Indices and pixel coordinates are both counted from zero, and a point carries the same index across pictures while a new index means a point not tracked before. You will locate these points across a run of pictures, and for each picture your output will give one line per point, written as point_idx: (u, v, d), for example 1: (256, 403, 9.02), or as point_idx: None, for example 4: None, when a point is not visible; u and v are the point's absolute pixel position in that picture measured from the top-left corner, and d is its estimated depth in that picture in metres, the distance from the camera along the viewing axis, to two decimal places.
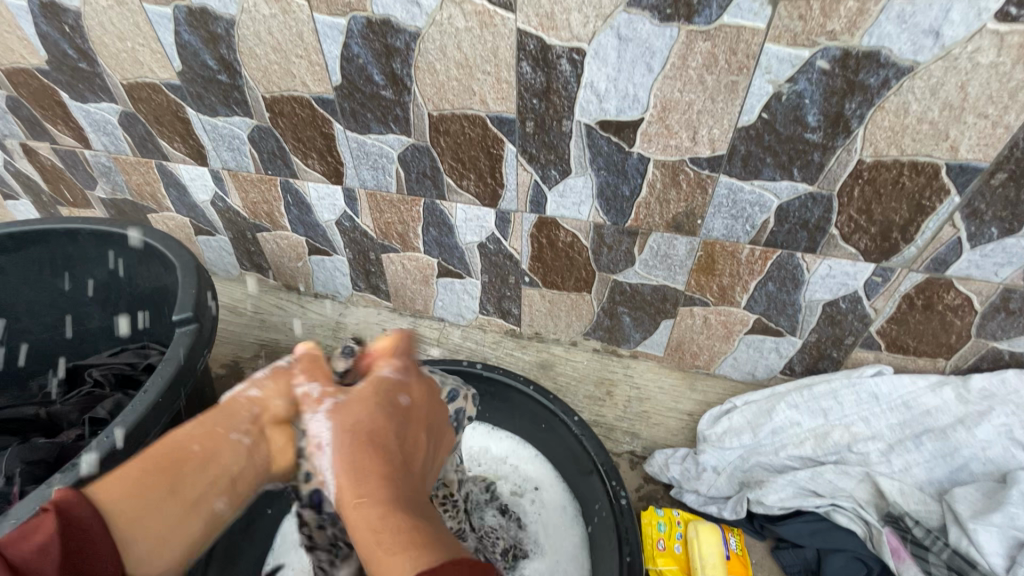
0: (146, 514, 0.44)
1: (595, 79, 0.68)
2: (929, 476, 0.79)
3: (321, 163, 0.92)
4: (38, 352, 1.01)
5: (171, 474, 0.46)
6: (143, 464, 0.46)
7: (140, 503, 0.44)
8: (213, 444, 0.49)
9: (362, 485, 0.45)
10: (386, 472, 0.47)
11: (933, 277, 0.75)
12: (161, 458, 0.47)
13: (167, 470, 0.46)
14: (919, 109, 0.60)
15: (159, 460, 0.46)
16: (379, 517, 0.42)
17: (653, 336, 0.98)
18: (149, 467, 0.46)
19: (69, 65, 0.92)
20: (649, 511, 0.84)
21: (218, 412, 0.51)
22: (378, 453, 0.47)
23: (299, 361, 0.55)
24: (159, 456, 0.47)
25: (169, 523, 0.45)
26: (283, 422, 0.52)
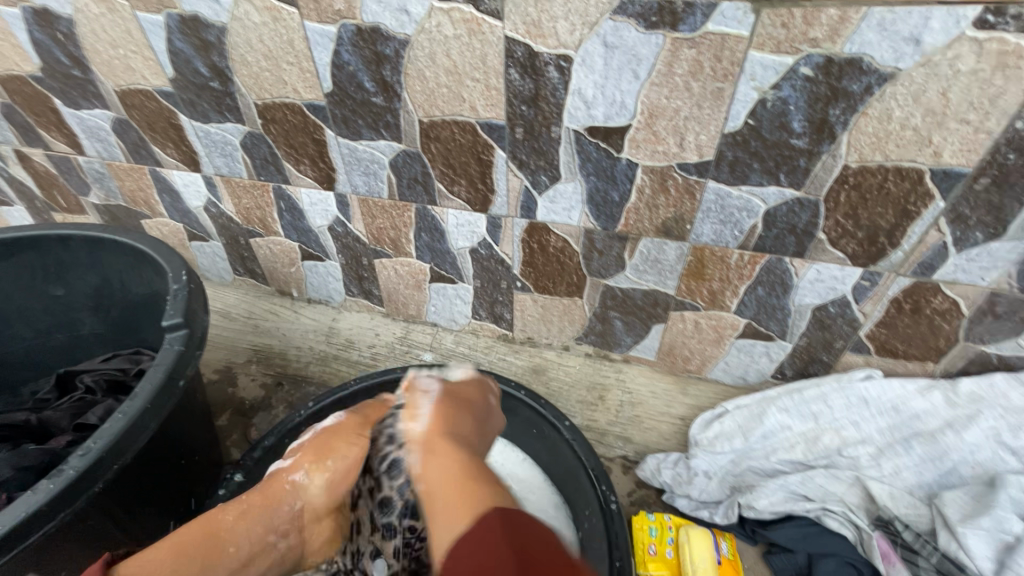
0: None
1: (583, 85, 0.69)
2: (919, 480, 0.79)
3: (313, 169, 0.92)
4: (31, 358, 1.01)
5: (211, 566, 0.52)
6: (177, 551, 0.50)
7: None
8: (250, 539, 0.55)
9: (433, 461, 0.46)
10: (453, 455, 0.46)
11: (920, 281, 0.75)
12: (198, 545, 0.52)
13: (205, 564, 0.51)
14: (902, 115, 0.61)
15: (187, 552, 0.51)
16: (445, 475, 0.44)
17: (644, 340, 0.99)
18: (186, 555, 0.51)
19: (62, 72, 0.93)
20: (641, 517, 0.84)
21: (272, 496, 0.58)
22: (443, 438, 0.49)
23: (336, 453, 0.61)
24: (197, 543, 0.52)
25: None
26: (313, 522, 0.60)
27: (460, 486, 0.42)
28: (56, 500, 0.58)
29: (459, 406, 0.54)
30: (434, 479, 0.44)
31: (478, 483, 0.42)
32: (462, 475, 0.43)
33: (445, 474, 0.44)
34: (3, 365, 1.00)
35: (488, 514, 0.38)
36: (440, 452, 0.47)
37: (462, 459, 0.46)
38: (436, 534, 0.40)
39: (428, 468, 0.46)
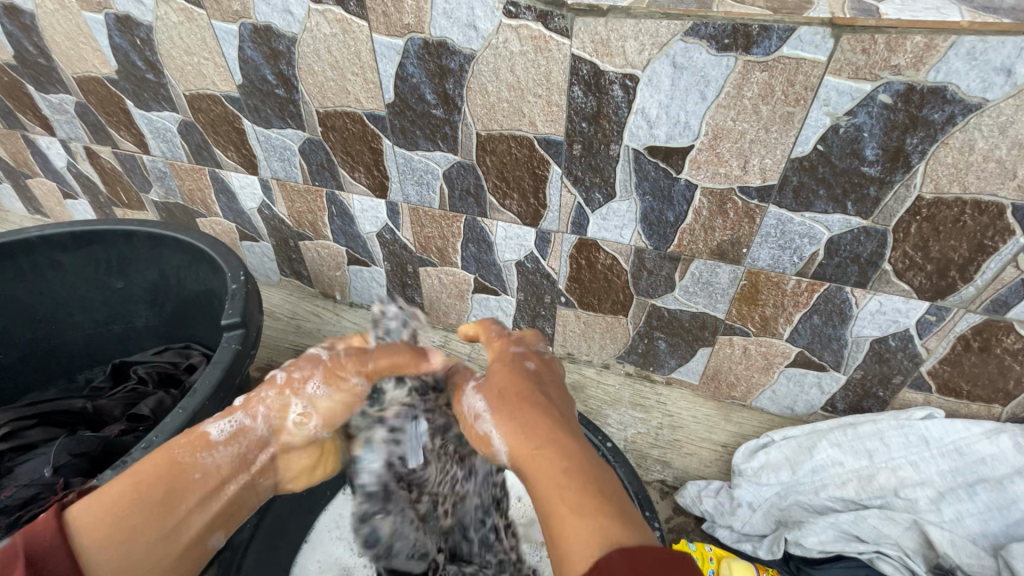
0: (119, 546, 0.47)
1: (647, 105, 0.68)
2: (983, 529, 0.74)
3: (367, 176, 0.94)
4: (89, 347, 1.05)
5: (181, 492, 0.52)
6: (128, 485, 0.50)
7: (123, 530, 0.48)
8: (211, 461, 0.54)
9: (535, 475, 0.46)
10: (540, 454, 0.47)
11: (992, 319, 0.72)
12: (154, 476, 0.51)
13: (158, 488, 0.51)
14: (985, 147, 0.59)
15: (145, 485, 0.50)
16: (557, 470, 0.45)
17: (689, 363, 0.97)
18: (141, 483, 0.50)
19: (137, 75, 0.97)
20: (682, 544, 0.82)
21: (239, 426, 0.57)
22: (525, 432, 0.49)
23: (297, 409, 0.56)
24: (155, 478, 0.51)
25: (137, 552, 0.48)
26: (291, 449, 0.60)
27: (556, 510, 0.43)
28: None
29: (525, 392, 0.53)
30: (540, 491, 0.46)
31: (585, 498, 0.43)
32: (560, 474, 0.45)
33: (526, 443, 0.49)
34: (61, 351, 1.04)
35: (612, 555, 0.38)
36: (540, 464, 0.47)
37: (562, 459, 0.46)
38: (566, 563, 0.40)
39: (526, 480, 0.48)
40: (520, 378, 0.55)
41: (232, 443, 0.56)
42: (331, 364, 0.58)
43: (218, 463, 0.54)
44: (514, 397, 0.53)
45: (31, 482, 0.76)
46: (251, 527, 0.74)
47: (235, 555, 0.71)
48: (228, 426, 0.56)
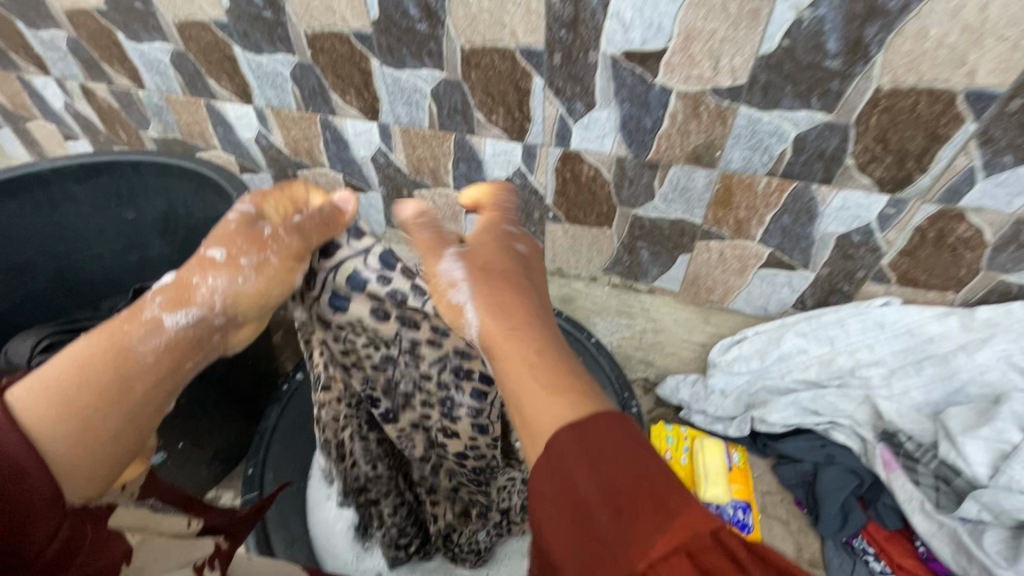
0: (77, 425, 0.39)
1: (621, 8, 0.71)
2: (926, 398, 0.84)
3: (358, 99, 0.97)
4: (109, 276, 1.13)
5: (134, 378, 0.43)
6: (69, 379, 0.40)
7: (72, 416, 0.39)
8: (164, 340, 0.44)
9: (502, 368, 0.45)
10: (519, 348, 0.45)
11: (945, 208, 0.77)
12: (98, 364, 0.41)
13: (110, 374, 0.41)
14: (938, 34, 0.62)
15: (95, 362, 0.42)
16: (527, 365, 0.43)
17: (670, 271, 1.03)
18: (93, 363, 0.41)
19: (125, 4, 0.98)
20: (659, 427, 0.92)
21: (183, 296, 0.46)
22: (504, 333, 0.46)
23: (266, 274, 0.48)
24: (106, 356, 0.42)
25: (100, 431, 0.40)
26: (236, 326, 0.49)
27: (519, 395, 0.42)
28: None
29: (508, 279, 0.50)
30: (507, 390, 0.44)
31: (562, 380, 0.42)
32: (535, 356, 0.44)
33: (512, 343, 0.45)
34: (83, 281, 1.11)
35: (559, 434, 0.37)
36: (523, 348, 0.45)
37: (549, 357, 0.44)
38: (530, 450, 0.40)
39: (501, 364, 0.45)
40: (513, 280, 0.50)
41: (189, 330, 0.46)
42: (285, 249, 0.49)
43: (159, 356, 0.44)
44: (516, 279, 0.50)
45: None
46: (276, 415, 0.83)
47: (262, 439, 0.80)
48: (179, 316, 0.45)
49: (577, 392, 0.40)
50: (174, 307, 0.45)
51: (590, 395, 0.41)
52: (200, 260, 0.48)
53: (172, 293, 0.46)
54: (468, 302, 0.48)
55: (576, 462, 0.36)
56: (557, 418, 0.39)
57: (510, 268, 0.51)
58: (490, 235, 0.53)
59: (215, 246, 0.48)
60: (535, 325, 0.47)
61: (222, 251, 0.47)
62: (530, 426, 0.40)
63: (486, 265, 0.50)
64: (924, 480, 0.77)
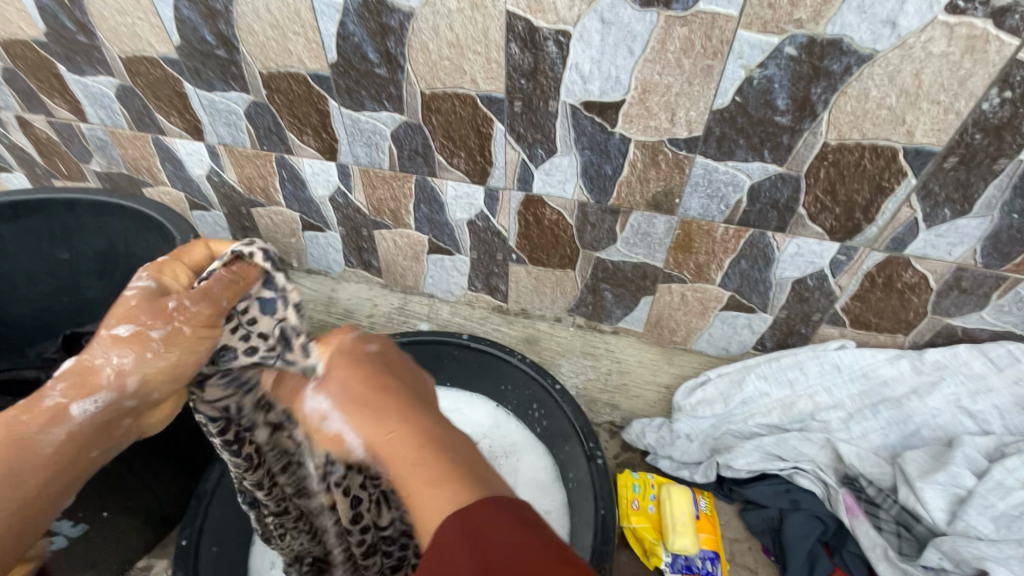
0: None
1: (580, 61, 0.72)
2: (884, 441, 0.85)
3: (316, 139, 0.95)
4: (38, 321, 1.04)
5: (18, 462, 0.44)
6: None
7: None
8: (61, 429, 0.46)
9: (396, 467, 0.42)
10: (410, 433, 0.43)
11: (892, 255, 0.80)
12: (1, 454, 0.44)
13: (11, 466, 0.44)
14: (878, 95, 0.65)
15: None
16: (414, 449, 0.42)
17: (633, 312, 1.03)
18: None
19: (67, 37, 0.93)
20: (625, 474, 0.89)
21: (88, 379, 0.47)
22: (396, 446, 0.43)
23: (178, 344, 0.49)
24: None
25: None
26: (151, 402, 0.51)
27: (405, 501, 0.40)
28: None
29: (373, 384, 0.48)
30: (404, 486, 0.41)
31: (450, 470, 0.40)
32: (416, 451, 0.41)
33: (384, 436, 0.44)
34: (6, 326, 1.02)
35: (450, 519, 0.36)
36: (396, 464, 0.42)
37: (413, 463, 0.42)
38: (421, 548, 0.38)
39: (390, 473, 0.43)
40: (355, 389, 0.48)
41: (95, 417, 0.48)
42: (195, 321, 0.49)
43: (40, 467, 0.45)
44: (356, 402, 0.47)
45: None
46: (217, 476, 0.76)
47: (201, 502, 0.74)
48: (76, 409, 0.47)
49: (460, 480, 0.39)
50: (79, 396, 0.47)
51: (467, 473, 0.40)
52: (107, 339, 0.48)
53: (75, 378, 0.47)
54: (344, 423, 0.47)
55: (458, 539, 0.35)
56: (443, 506, 0.37)
57: (352, 383, 0.48)
58: (341, 361, 0.50)
59: (122, 323, 0.48)
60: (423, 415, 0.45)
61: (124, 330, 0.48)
62: (421, 520, 0.38)
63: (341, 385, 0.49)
64: (886, 526, 0.77)
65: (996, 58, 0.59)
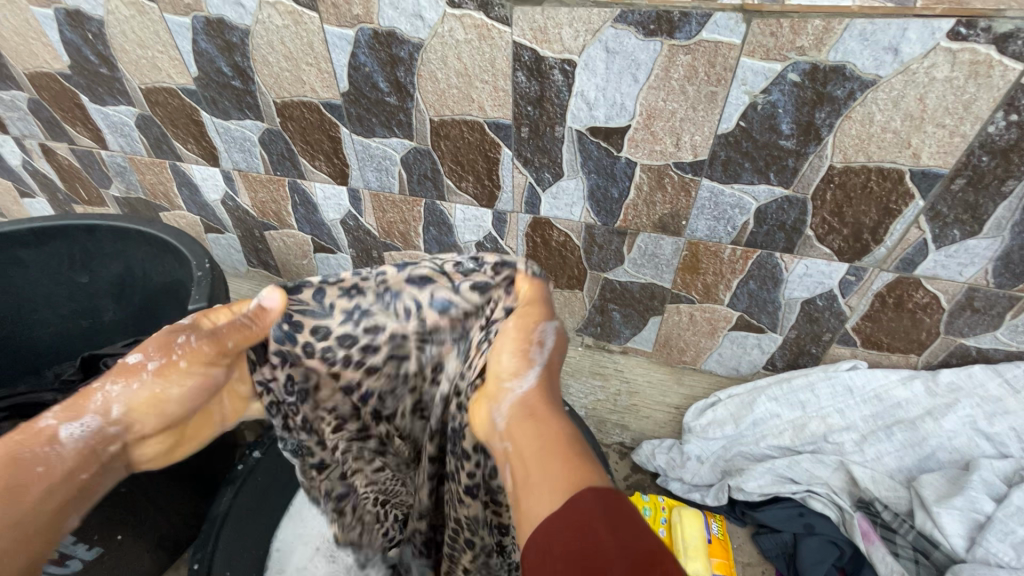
0: None
1: (586, 88, 0.73)
2: (899, 465, 0.84)
3: (327, 164, 0.97)
4: (56, 343, 1.06)
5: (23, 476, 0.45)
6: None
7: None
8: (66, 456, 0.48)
9: (528, 432, 0.47)
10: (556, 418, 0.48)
11: (902, 276, 0.79)
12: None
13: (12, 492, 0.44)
14: (883, 119, 0.65)
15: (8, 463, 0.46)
16: (569, 436, 0.46)
17: (641, 332, 1.03)
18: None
19: (90, 69, 0.97)
20: (636, 498, 0.89)
21: (77, 408, 0.50)
22: (551, 417, 0.48)
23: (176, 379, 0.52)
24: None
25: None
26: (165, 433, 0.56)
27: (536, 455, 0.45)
28: None
29: (559, 362, 0.54)
30: (527, 450, 0.46)
31: (591, 462, 0.44)
32: (570, 437, 0.46)
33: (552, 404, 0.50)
34: (26, 348, 1.04)
35: (586, 493, 0.40)
36: (539, 421, 0.48)
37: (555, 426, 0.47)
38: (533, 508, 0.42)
39: (524, 435, 0.47)
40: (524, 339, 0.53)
41: (83, 444, 0.50)
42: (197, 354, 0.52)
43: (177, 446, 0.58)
44: (549, 367, 0.53)
45: None
46: (229, 498, 0.78)
47: (213, 525, 0.75)
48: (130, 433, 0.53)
49: (599, 471, 0.43)
50: (68, 420, 0.50)
51: (606, 476, 0.43)
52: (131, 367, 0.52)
53: (70, 403, 0.51)
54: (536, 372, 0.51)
55: (598, 520, 0.38)
56: (572, 485, 0.42)
57: (552, 353, 0.53)
58: (541, 312, 0.55)
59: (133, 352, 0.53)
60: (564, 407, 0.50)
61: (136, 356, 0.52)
62: (546, 482, 0.43)
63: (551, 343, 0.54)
64: (903, 552, 0.75)
65: (1000, 82, 0.59)
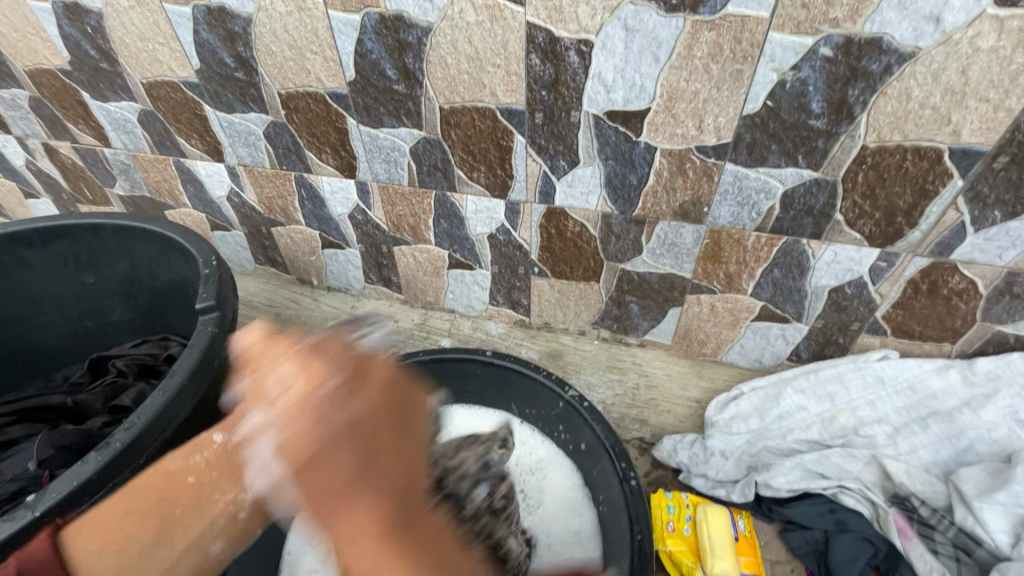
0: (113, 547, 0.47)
1: (603, 69, 0.70)
2: (935, 458, 0.81)
3: (335, 157, 0.94)
4: (63, 345, 1.05)
5: (169, 504, 0.50)
6: (123, 500, 0.49)
7: (118, 538, 0.47)
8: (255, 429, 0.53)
9: (360, 550, 0.39)
10: (348, 498, 0.41)
11: (937, 261, 0.76)
12: (151, 492, 0.50)
13: (158, 505, 0.49)
14: (921, 95, 0.62)
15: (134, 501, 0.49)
16: (376, 527, 0.40)
17: (660, 324, 1.00)
18: (140, 494, 0.49)
19: (91, 64, 0.94)
20: (659, 494, 0.85)
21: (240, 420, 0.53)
22: (326, 478, 0.42)
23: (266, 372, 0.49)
24: (151, 490, 0.50)
25: (127, 572, 0.47)
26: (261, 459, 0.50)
27: (367, 528, 0.40)
28: (105, 471, 0.61)
29: (375, 426, 0.45)
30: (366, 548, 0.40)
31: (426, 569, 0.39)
32: (378, 537, 0.40)
33: (329, 495, 0.42)
34: (33, 350, 1.03)
35: None
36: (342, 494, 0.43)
37: (352, 465, 0.43)
38: None
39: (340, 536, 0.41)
40: (363, 407, 0.46)
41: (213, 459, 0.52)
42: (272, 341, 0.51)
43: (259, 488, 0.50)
44: (328, 483, 0.42)
45: (15, 476, 0.76)
46: None
47: None
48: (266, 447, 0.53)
49: None
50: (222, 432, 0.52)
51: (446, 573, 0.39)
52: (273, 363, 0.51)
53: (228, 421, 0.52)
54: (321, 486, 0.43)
55: None
56: None
57: (313, 428, 0.44)
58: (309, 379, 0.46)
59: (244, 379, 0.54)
60: (365, 461, 0.43)
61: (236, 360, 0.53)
62: None
63: (321, 423, 0.44)
64: (943, 550, 0.71)
65: None
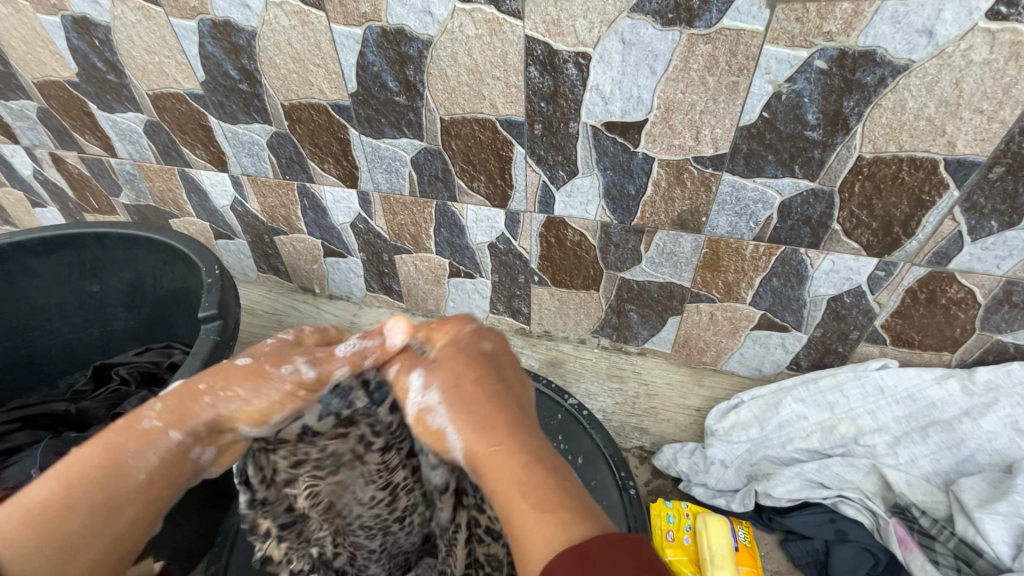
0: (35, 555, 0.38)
1: (601, 82, 0.71)
2: (936, 468, 0.80)
3: (337, 167, 0.95)
4: (68, 352, 1.06)
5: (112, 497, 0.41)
6: (58, 486, 0.40)
7: (43, 536, 0.38)
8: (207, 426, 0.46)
9: (496, 464, 0.42)
10: (507, 450, 0.43)
11: (935, 270, 0.76)
12: (88, 476, 0.41)
13: (102, 494, 0.41)
14: (916, 106, 0.62)
15: (75, 481, 0.40)
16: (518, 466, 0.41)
17: (660, 333, 1.00)
18: (78, 483, 0.40)
19: (98, 76, 0.96)
20: (658, 504, 0.85)
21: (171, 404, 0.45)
22: (478, 429, 0.44)
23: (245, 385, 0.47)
24: (89, 471, 0.41)
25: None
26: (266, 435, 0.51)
27: (511, 486, 0.40)
28: None
29: (483, 377, 0.48)
30: (504, 478, 0.41)
31: (548, 500, 0.39)
32: (519, 473, 0.41)
33: (478, 434, 0.44)
34: (37, 357, 1.04)
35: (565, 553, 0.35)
36: (487, 480, 0.42)
37: (523, 447, 0.43)
38: (527, 542, 0.37)
39: (483, 473, 0.43)
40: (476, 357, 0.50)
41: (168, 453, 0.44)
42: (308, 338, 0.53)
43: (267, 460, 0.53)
44: (458, 407, 0.46)
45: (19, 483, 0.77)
46: (241, 511, 0.76)
47: (225, 539, 0.73)
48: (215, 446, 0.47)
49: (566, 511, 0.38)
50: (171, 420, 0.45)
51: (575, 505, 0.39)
52: (282, 383, 0.47)
53: (173, 401, 0.45)
54: (448, 423, 0.46)
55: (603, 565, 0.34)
56: (559, 539, 0.37)
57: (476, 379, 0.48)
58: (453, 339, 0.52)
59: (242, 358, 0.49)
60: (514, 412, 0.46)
61: (250, 359, 0.48)
62: (524, 548, 0.37)
63: (453, 378, 0.48)
64: (943, 560, 0.71)
65: None
